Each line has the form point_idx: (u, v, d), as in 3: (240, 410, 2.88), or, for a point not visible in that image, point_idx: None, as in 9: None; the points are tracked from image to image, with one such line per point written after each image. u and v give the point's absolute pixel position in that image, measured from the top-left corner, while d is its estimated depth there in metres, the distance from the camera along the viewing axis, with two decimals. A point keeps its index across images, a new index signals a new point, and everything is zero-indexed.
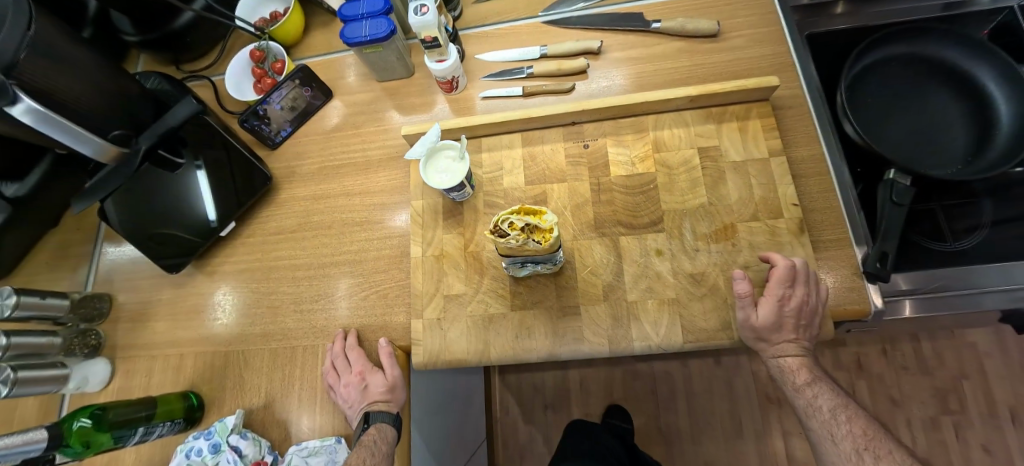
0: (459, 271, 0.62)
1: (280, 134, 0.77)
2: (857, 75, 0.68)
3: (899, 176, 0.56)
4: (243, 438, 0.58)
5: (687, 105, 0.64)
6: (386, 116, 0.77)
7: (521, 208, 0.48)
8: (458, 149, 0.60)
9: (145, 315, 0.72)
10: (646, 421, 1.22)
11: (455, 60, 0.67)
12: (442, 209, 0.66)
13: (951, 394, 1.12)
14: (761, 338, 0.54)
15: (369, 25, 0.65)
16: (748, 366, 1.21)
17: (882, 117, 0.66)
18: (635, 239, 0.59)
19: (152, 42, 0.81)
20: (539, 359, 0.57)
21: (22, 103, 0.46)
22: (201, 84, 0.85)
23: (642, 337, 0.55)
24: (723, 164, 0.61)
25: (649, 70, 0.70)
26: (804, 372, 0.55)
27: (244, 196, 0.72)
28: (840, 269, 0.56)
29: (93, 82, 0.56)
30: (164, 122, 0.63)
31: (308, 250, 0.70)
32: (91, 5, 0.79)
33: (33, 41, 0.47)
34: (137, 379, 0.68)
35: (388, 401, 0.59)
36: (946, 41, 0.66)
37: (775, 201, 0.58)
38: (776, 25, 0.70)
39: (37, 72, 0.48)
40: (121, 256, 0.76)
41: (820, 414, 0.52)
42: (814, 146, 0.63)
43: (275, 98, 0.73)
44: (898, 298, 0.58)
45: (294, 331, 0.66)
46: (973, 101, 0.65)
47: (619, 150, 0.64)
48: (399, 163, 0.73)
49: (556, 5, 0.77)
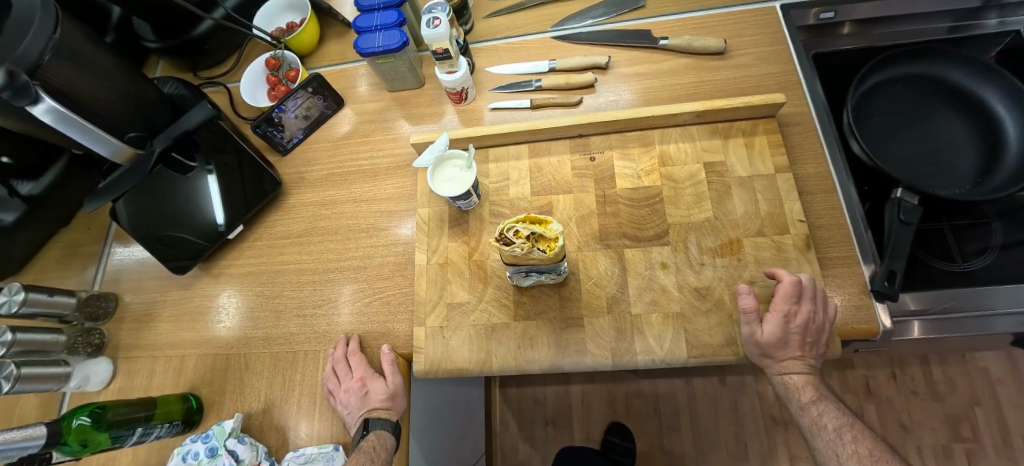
0: (463, 279, 0.62)
1: (291, 141, 0.78)
2: (863, 93, 0.68)
3: (905, 196, 0.57)
4: (241, 442, 0.57)
5: (693, 120, 0.65)
6: (396, 125, 0.78)
7: (527, 216, 0.48)
8: (465, 158, 0.61)
9: (149, 315, 0.72)
10: (648, 439, 1.20)
11: (465, 72, 0.68)
12: (447, 218, 0.66)
13: (962, 422, 1.09)
14: (766, 354, 0.53)
15: (382, 36, 0.67)
16: (753, 386, 1.19)
17: (888, 136, 0.66)
18: (640, 251, 0.59)
19: (172, 48, 0.83)
20: (541, 370, 0.56)
21: (44, 102, 0.47)
22: (217, 90, 0.87)
23: (645, 351, 0.54)
24: (729, 179, 0.61)
25: (656, 86, 0.71)
26: (809, 389, 0.53)
27: (253, 201, 0.72)
28: (848, 286, 0.56)
29: (115, 86, 0.57)
30: (179, 125, 0.65)
31: (314, 255, 0.71)
32: (116, 12, 0.82)
33: (58, 43, 0.48)
34: (137, 380, 0.68)
35: (389, 409, 0.58)
36: (953, 63, 0.66)
37: (781, 217, 0.58)
38: (783, 44, 0.71)
39: (60, 74, 0.49)
40: (129, 256, 0.77)
41: (826, 433, 0.51)
42: (822, 164, 0.63)
43: (289, 106, 0.74)
44: (905, 319, 0.56)
45: (297, 336, 0.66)
46: (980, 122, 0.65)
47: (625, 163, 0.65)
48: (407, 171, 0.74)
49: (566, 21, 0.79)
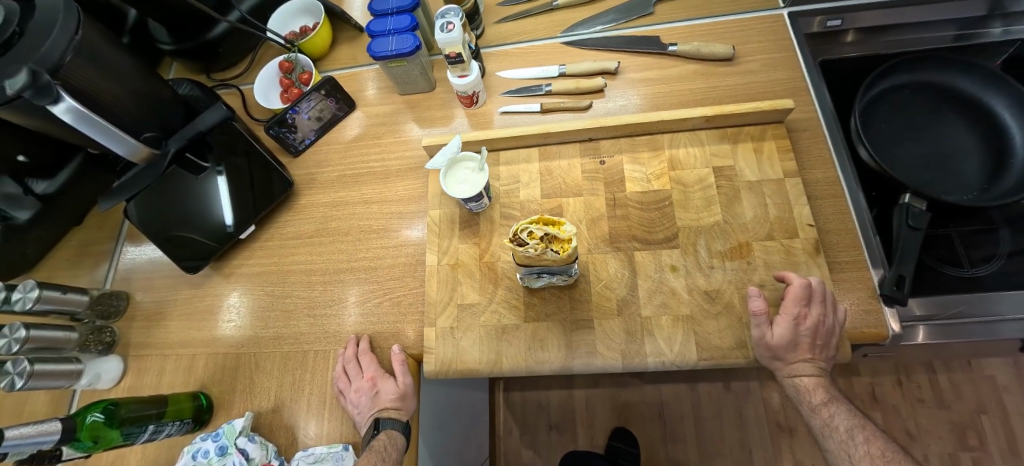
0: (473, 281, 0.63)
1: (303, 142, 0.79)
2: (870, 100, 0.69)
3: (914, 201, 0.57)
4: (251, 441, 0.57)
5: (703, 124, 0.65)
6: (406, 128, 0.79)
7: (540, 218, 0.49)
8: (477, 161, 0.62)
9: (160, 314, 0.73)
10: (652, 444, 1.20)
11: (476, 76, 0.69)
12: (458, 219, 0.67)
13: (969, 430, 1.09)
14: (776, 357, 0.53)
15: (395, 40, 0.68)
16: (758, 392, 1.19)
17: (895, 143, 0.67)
18: (650, 254, 0.60)
19: (187, 51, 0.84)
20: (551, 372, 0.56)
21: (64, 102, 0.47)
22: (230, 92, 0.88)
23: (655, 353, 0.54)
24: (738, 183, 0.62)
25: (665, 91, 0.72)
26: (821, 391, 0.53)
27: (262, 201, 0.73)
28: (857, 291, 0.56)
29: (132, 87, 0.58)
30: (194, 126, 0.67)
31: (325, 256, 0.71)
32: (132, 15, 0.84)
33: (79, 45, 0.49)
34: (147, 378, 0.68)
35: (400, 409, 0.58)
36: (959, 71, 0.67)
37: (790, 221, 0.58)
38: (791, 51, 0.72)
39: (80, 74, 0.50)
40: (140, 255, 0.78)
41: (838, 434, 0.51)
42: (830, 169, 0.63)
43: (303, 108, 0.76)
44: (914, 324, 0.56)
45: (307, 336, 0.66)
46: (987, 129, 0.66)
47: (635, 167, 0.65)
48: (418, 173, 0.75)
49: (575, 27, 0.80)
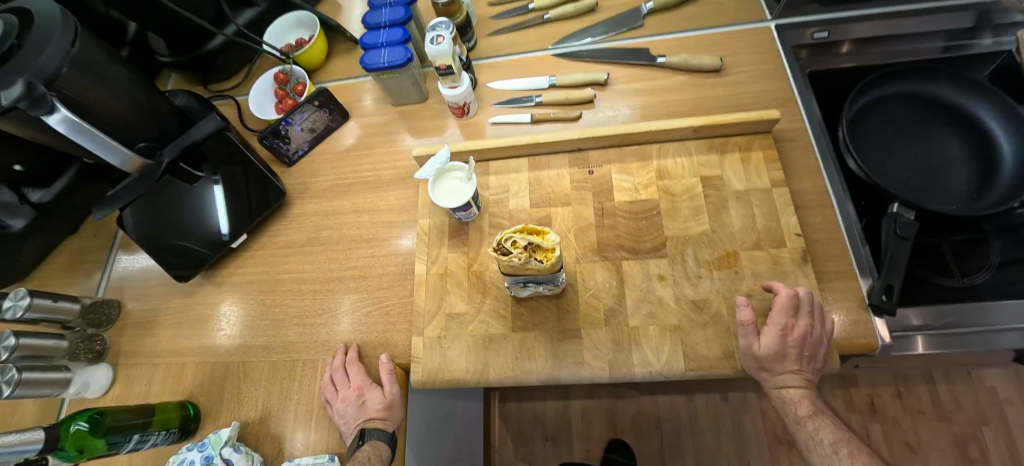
0: (461, 291, 0.63)
1: (297, 153, 0.80)
2: (858, 111, 0.70)
3: (902, 211, 0.57)
4: (236, 451, 0.56)
5: (691, 135, 0.66)
6: (399, 139, 0.80)
7: (524, 227, 0.49)
8: (466, 171, 0.62)
9: (151, 323, 0.73)
10: (649, 457, 1.18)
11: (467, 87, 0.70)
12: (447, 230, 0.67)
13: (971, 443, 1.07)
14: (763, 367, 0.53)
15: (387, 53, 0.69)
16: (756, 403, 1.18)
17: (884, 153, 0.67)
18: (638, 264, 0.60)
19: (184, 63, 0.86)
20: (539, 382, 0.56)
21: (58, 112, 0.48)
22: (227, 103, 0.90)
23: (643, 363, 0.54)
24: (726, 193, 0.62)
25: (654, 102, 0.73)
26: (806, 403, 0.53)
27: (258, 209, 0.74)
28: (846, 301, 0.56)
29: (129, 98, 0.59)
30: (189, 136, 0.66)
31: (316, 265, 0.72)
32: (131, 28, 0.86)
33: (75, 57, 0.50)
34: (135, 388, 0.68)
35: (385, 419, 0.58)
36: (947, 82, 0.68)
37: (777, 231, 0.58)
38: (779, 63, 0.73)
39: (77, 86, 0.51)
40: (133, 263, 0.78)
41: (822, 448, 0.51)
42: (818, 179, 0.64)
43: (296, 119, 0.76)
44: (907, 335, 0.56)
45: (296, 345, 0.66)
46: (977, 139, 0.66)
47: (623, 177, 0.66)
48: (409, 183, 0.75)
49: (567, 39, 0.81)
